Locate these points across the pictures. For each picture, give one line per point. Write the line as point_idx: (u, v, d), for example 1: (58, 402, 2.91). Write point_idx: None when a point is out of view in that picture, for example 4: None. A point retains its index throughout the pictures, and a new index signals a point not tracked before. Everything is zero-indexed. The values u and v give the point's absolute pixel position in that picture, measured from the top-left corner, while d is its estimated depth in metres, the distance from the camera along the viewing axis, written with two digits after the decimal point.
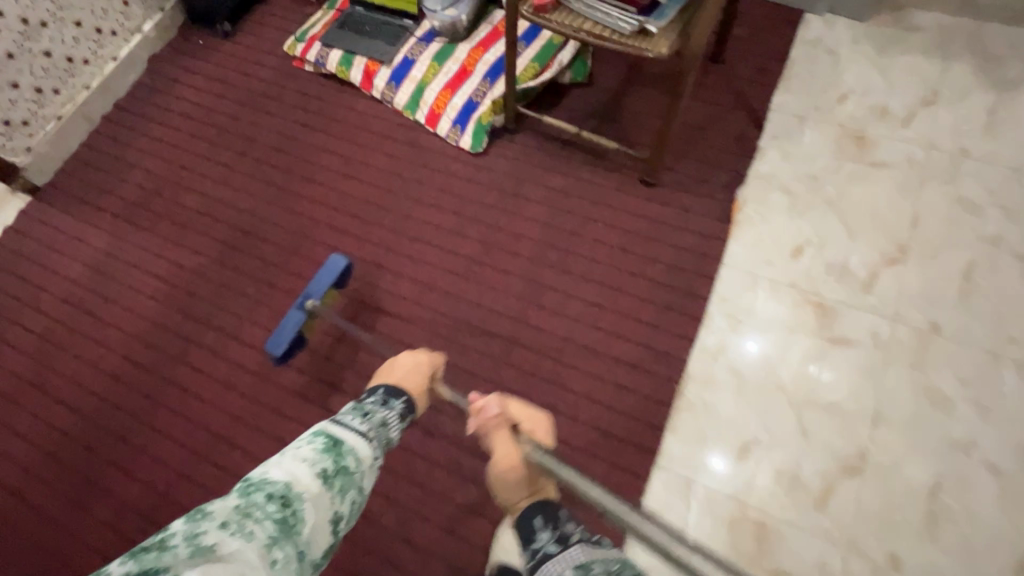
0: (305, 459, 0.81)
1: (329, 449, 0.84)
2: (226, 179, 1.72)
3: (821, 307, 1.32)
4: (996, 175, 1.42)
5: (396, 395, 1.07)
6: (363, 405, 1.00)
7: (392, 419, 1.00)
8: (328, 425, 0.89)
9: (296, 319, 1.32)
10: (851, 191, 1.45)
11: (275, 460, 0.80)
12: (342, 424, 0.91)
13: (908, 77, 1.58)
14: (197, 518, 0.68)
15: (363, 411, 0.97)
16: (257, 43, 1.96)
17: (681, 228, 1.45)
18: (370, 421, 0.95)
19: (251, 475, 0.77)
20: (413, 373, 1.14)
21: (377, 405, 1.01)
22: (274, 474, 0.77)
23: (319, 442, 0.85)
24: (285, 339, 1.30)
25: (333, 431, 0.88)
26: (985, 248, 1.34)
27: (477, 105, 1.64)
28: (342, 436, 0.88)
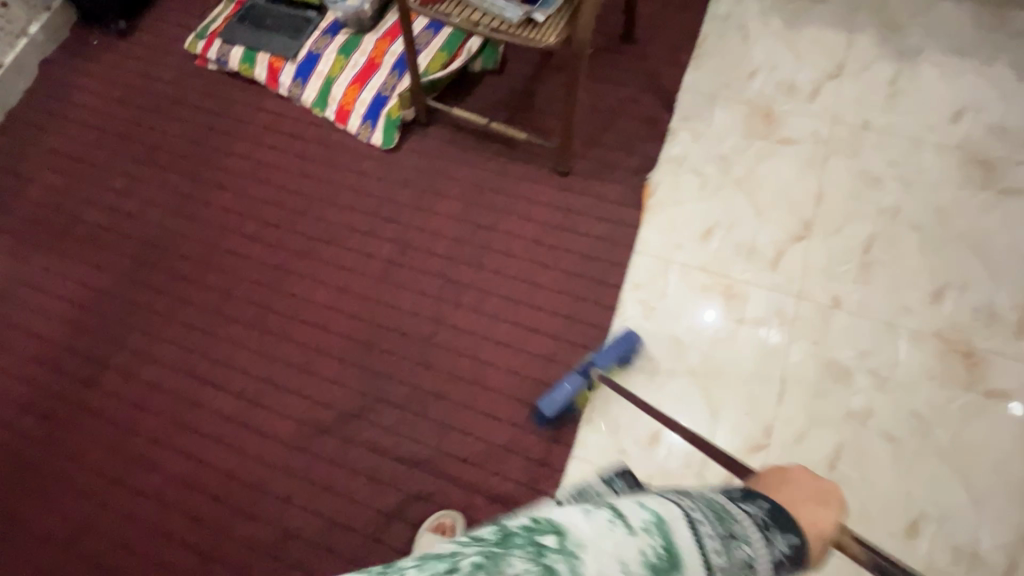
0: (624, 561, 0.43)
1: (662, 573, 0.44)
2: (130, 190, 1.64)
3: (729, 288, 1.35)
4: (896, 147, 1.45)
5: (784, 527, 0.55)
6: (731, 507, 0.53)
7: (764, 566, 0.50)
8: (676, 518, 0.48)
9: (573, 386, 1.22)
10: (760, 170, 1.46)
11: (595, 518, 0.45)
12: (694, 531, 0.48)
13: (816, 50, 1.59)
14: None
15: (728, 526, 0.50)
16: (156, 42, 1.85)
17: (594, 218, 1.44)
18: (732, 556, 0.48)
19: (559, 527, 0.43)
20: (811, 503, 0.59)
21: (755, 526, 0.52)
22: (587, 568, 0.41)
23: (657, 543, 0.45)
24: (556, 405, 1.22)
25: (677, 531, 0.47)
26: (885, 221, 1.37)
27: (385, 99, 1.59)
28: (689, 557, 0.46)
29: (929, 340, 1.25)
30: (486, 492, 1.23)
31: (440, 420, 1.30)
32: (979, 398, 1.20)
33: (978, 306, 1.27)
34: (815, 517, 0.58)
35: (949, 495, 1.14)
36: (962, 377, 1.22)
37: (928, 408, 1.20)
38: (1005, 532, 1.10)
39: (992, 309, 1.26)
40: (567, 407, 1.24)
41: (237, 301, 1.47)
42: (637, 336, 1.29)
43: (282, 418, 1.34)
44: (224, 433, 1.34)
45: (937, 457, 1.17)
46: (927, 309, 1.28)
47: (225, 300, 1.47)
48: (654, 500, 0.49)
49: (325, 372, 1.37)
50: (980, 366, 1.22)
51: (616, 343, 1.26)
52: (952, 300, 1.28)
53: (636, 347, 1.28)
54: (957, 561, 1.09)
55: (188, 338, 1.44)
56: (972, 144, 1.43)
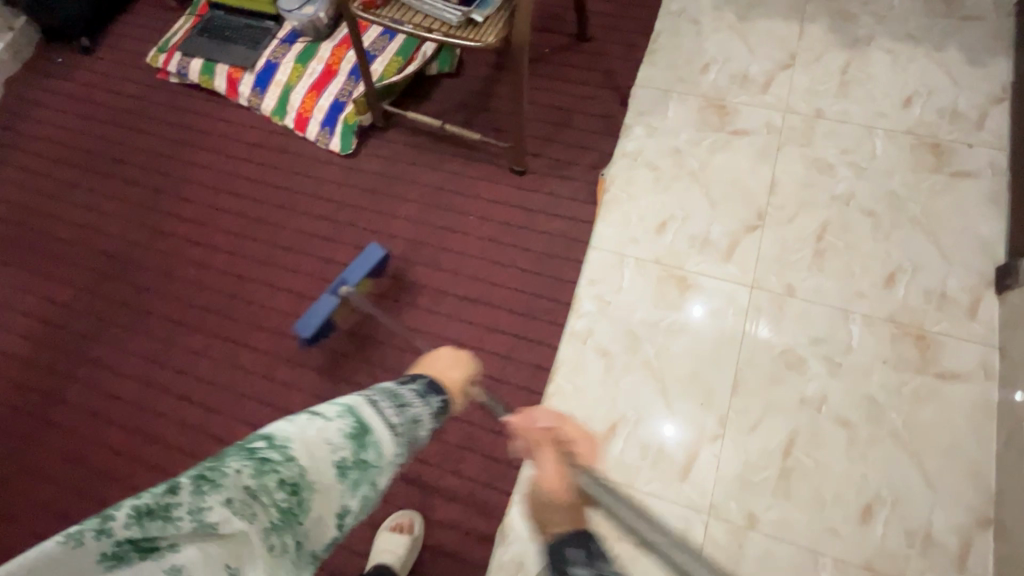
0: (329, 439, 0.68)
1: (357, 436, 0.71)
2: (93, 204, 1.65)
3: (684, 280, 1.35)
4: (848, 134, 1.45)
5: (435, 391, 0.88)
6: (401, 389, 0.83)
7: (426, 416, 0.83)
8: (360, 404, 0.74)
9: (326, 305, 1.30)
10: (714, 161, 1.46)
11: (299, 421, 0.68)
12: (374, 407, 0.75)
13: (768, 41, 1.59)
14: (204, 490, 0.57)
15: (398, 400, 0.80)
16: (120, 57, 1.87)
17: (550, 214, 1.45)
18: (404, 413, 0.78)
19: (268, 437, 0.64)
20: (453, 366, 0.93)
21: (416, 395, 0.84)
22: (296, 450, 0.65)
23: (347, 423, 0.71)
24: (313, 323, 1.29)
25: (364, 412, 0.74)
26: (837, 207, 1.38)
27: (343, 105, 1.60)
28: (374, 423, 0.74)
29: (882, 325, 1.26)
30: (444, 491, 1.23)
31: None
32: (932, 380, 1.20)
33: (930, 289, 1.27)
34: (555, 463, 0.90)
35: (903, 478, 1.14)
36: (915, 361, 1.22)
37: (881, 392, 1.20)
38: (958, 513, 1.10)
39: (944, 291, 1.27)
40: (325, 326, 1.32)
41: (198, 311, 1.48)
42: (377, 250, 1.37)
43: (243, 425, 1.34)
44: (186, 442, 1.35)
45: (892, 441, 1.17)
46: (881, 294, 1.28)
47: (187, 310, 1.48)
48: (347, 400, 0.75)
49: (285, 377, 1.38)
50: (932, 348, 1.22)
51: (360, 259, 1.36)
52: (904, 284, 1.29)
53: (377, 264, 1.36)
54: (912, 543, 1.09)
55: (151, 349, 1.45)
56: (924, 128, 1.43)
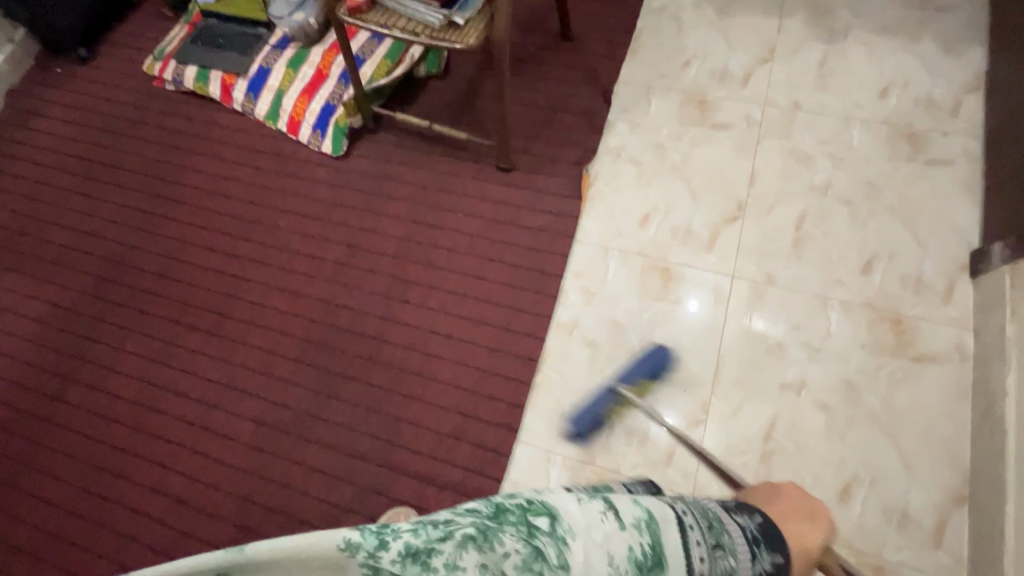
0: (612, 553, 0.56)
1: (646, 567, 0.58)
2: (92, 210, 1.69)
3: (667, 271, 1.39)
4: (826, 126, 1.48)
5: (772, 546, 0.74)
6: (726, 521, 0.72)
7: (738, 568, 0.69)
8: (664, 521, 0.63)
9: (602, 401, 1.20)
10: (695, 155, 1.50)
11: (591, 510, 0.58)
12: (683, 540, 0.63)
13: (748, 37, 1.63)
14: (472, 552, 0.49)
15: (716, 541, 0.67)
16: (116, 66, 1.92)
17: (536, 210, 1.48)
18: (712, 559, 0.65)
19: (554, 515, 0.56)
20: (797, 514, 0.85)
21: (744, 539, 0.72)
22: (574, 555, 0.54)
23: (641, 544, 0.59)
24: (588, 419, 1.19)
25: (662, 537, 0.61)
26: (816, 197, 1.41)
27: (333, 108, 1.64)
28: (672, 563, 0.61)
29: (859, 310, 1.29)
30: (436, 481, 1.27)
31: (392, 414, 1.34)
32: (908, 363, 1.23)
33: (906, 274, 1.31)
34: (803, 528, 0.83)
35: (880, 458, 1.17)
36: (891, 344, 1.25)
37: (858, 375, 1.24)
38: (933, 491, 1.14)
39: (920, 277, 1.30)
40: (597, 420, 1.21)
41: (196, 311, 1.52)
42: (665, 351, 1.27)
43: (241, 420, 1.39)
44: (186, 438, 1.39)
45: (868, 422, 1.20)
46: (858, 281, 1.32)
47: (184, 311, 1.52)
48: (652, 508, 0.65)
49: (281, 374, 1.42)
50: (907, 332, 1.26)
51: (648, 360, 1.24)
52: (881, 270, 1.32)
53: (665, 363, 1.26)
54: (888, 521, 1.12)
55: (151, 349, 1.49)
56: (900, 118, 1.46)
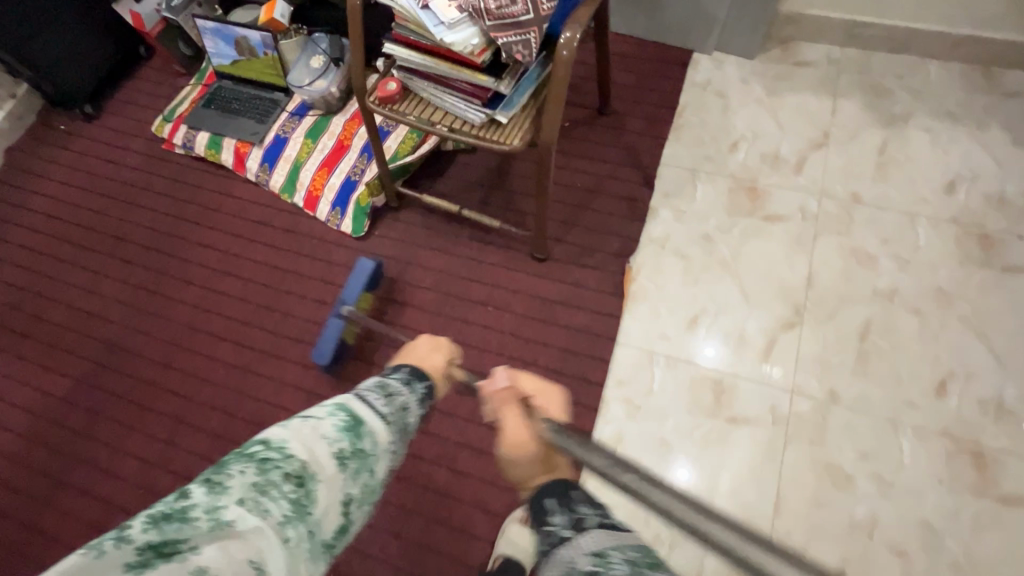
0: (323, 433, 0.67)
1: (351, 427, 0.71)
2: (93, 285, 1.58)
3: (719, 383, 1.27)
4: (888, 221, 1.37)
5: (419, 378, 0.92)
6: (385, 380, 0.86)
7: (414, 404, 0.85)
8: (348, 400, 0.75)
9: (334, 326, 1.32)
10: (746, 249, 1.39)
11: (292, 423, 0.67)
12: (363, 401, 0.76)
13: (799, 118, 1.52)
14: (216, 490, 0.54)
15: (385, 391, 0.82)
16: (124, 125, 1.81)
17: (574, 307, 1.37)
18: (394, 402, 0.81)
19: (266, 438, 0.63)
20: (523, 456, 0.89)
21: (401, 383, 0.87)
22: (295, 444, 0.63)
23: (339, 417, 0.71)
24: (327, 347, 1.32)
25: (352, 407, 0.74)
26: (880, 304, 1.29)
27: (355, 184, 1.53)
28: (365, 414, 0.74)
29: (935, 439, 1.17)
30: None
31: (415, 540, 1.21)
32: (993, 505, 1.11)
33: (985, 398, 1.19)
34: (433, 361, 1.01)
35: None
36: (973, 482, 1.13)
37: (936, 516, 1.11)
38: None
39: (1001, 402, 1.18)
40: (340, 348, 1.33)
41: (201, 408, 1.39)
42: (371, 262, 1.39)
43: None
44: None
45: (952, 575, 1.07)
46: (932, 404, 1.19)
47: (189, 406, 1.40)
48: (336, 400, 0.75)
49: None
50: (990, 467, 1.13)
51: (355, 274, 1.37)
52: (957, 392, 1.20)
53: (375, 274, 1.39)
54: None
55: (150, 450, 1.37)
56: (969, 216, 1.35)
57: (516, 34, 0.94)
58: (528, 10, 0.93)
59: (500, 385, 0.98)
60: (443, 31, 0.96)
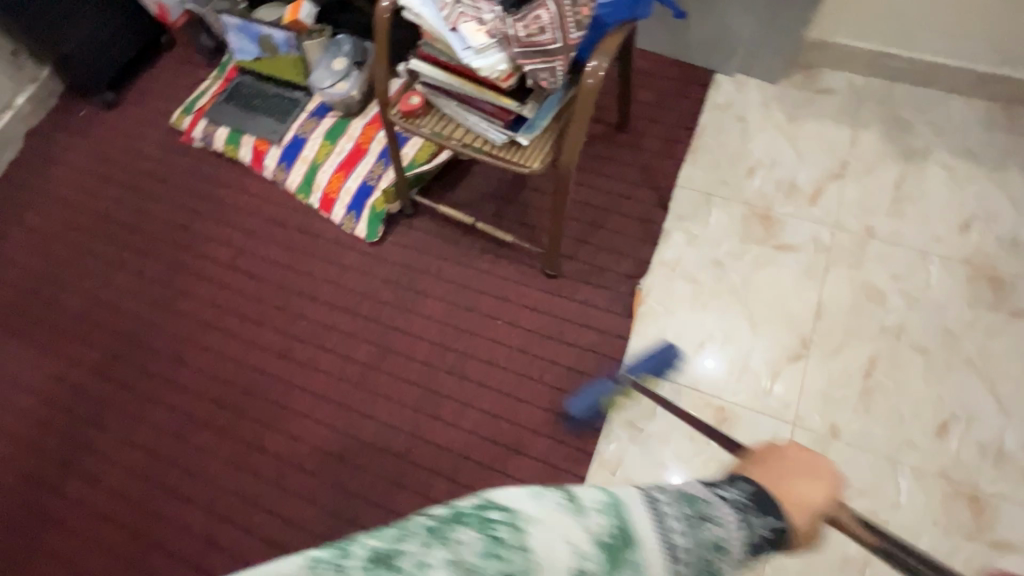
0: (572, 541, 0.51)
1: (616, 548, 0.54)
2: (108, 275, 1.60)
3: (722, 410, 1.28)
4: (901, 258, 1.38)
5: (762, 503, 0.68)
6: (711, 496, 0.65)
7: (733, 538, 0.62)
8: (632, 503, 0.58)
9: (604, 391, 1.24)
10: (757, 278, 1.39)
11: (546, 500, 0.53)
12: (653, 512, 0.59)
13: (818, 146, 1.52)
14: (435, 542, 0.47)
15: (696, 508, 0.62)
16: (143, 114, 1.82)
17: (582, 326, 1.38)
18: (694, 533, 0.60)
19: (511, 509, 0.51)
20: (806, 482, 0.72)
21: (731, 509, 0.65)
22: (535, 539, 0.49)
23: (612, 528, 0.55)
24: (584, 405, 1.24)
25: (631, 517, 0.57)
26: (888, 341, 1.30)
27: (371, 189, 1.54)
28: (641, 533, 0.56)
29: (932, 481, 1.18)
30: None
31: None
32: (987, 549, 1.12)
33: (986, 442, 1.20)
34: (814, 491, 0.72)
35: None
36: (967, 525, 1.14)
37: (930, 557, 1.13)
38: None
39: (1001, 447, 1.19)
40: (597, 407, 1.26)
41: (210, 404, 1.42)
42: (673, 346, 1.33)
43: (249, 537, 1.28)
44: (190, 551, 1.28)
45: None
46: (932, 445, 1.21)
47: (198, 402, 1.42)
48: (615, 493, 0.59)
49: (296, 488, 1.31)
50: (986, 512, 1.15)
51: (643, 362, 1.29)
52: (958, 435, 1.21)
53: (670, 355, 1.32)
54: None
55: (159, 443, 1.39)
56: (981, 257, 1.36)
57: (543, 62, 0.94)
58: (556, 39, 0.92)
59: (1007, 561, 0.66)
60: (471, 54, 0.96)
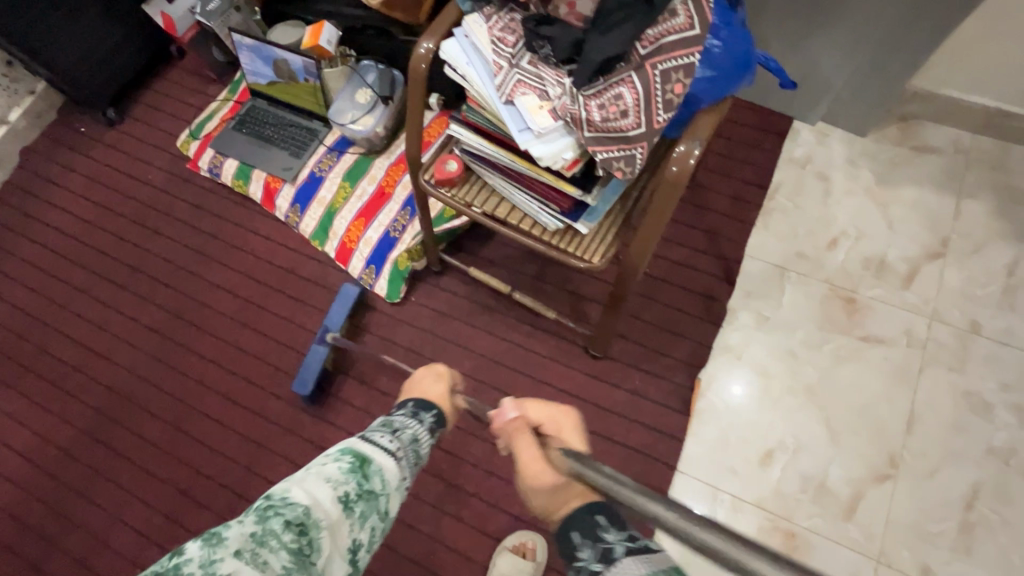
0: (328, 478, 0.62)
1: (357, 467, 0.65)
2: (102, 320, 1.45)
3: (792, 537, 1.10)
4: (1013, 363, 1.17)
5: (427, 407, 0.83)
6: (393, 416, 0.79)
7: (424, 436, 0.78)
8: (353, 441, 0.69)
9: (317, 356, 1.25)
10: (837, 375, 1.19)
11: (296, 474, 0.62)
12: (367, 438, 0.70)
13: (914, 217, 1.30)
14: (212, 544, 0.52)
15: (392, 425, 0.75)
16: (148, 135, 1.65)
17: (630, 421, 1.20)
18: (400, 437, 0.73)
19: (268, 492, 0.59)
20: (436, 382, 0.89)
21: (407, 416, 0.79)
22: (297, 491, 0.59)
23: (345, 459, 0.65)
24: (308, 377, 1.23)
25: (360, 446, 0.68)
26: (993, 467, 1.10)
27: (394, 242, 1.36)
28: (372, 451, 0.68)
29: None
30: None
31: None
32: None
33: None
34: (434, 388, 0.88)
35: None
36: None
37: None
38: None
39: None
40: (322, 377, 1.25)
41: (208, 481, 1.27)
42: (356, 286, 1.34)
43: None
44: None
45: None
46: None
47: (194, 477, 1.28)
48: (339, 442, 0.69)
49: None
50: None
51: (337, 299, 1.31)
52: None
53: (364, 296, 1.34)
54: None
55: (149, 522, 1.25)
56: None
57: (620, 150, 0.74)
58: (640, 124, 0.73)
59: (509, 416, 0.80)
60: (529, 137, 0.77)
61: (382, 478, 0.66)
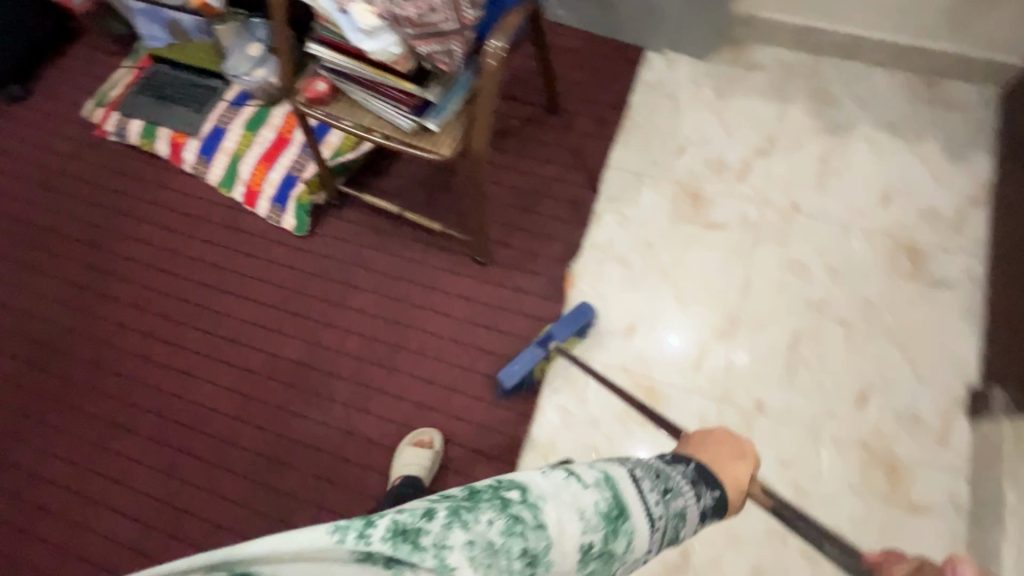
0: (579, 510, 0.60)
1: (611, 517, 0.62)
2: (21, 280, 1.52)
3: (651, 391, 1.28)
4: (826, 233, 1.39)
5: (710, 483, 0.74)
6: (668, 469, 0.72)
7: (691, 511, 0.70)
8: (621, 479, 0.66)
9: (533, 357, 1.24)
10: (686, 258, 1.39)
11: (556, 479, 0.62)
12: (635, 484, 0.66)
13: (747, 123, 1.52)
14: (457, 523, 0.53)
15: (666, 485, 0.69)
16: (54, 108, 1.72)
17: (514, 312, 1.37)
18: (666, 504, 0.67)
19: (525, 486, 0.60)
20: (732, 459, 0.78)
21: (687, 483, 0.71)
22: (547, 513, 0.58)
23: (603, 498, 0.63)
24: (515, 372, 1.23)
25: (622, 489, 0.65)
26: (812, 316, 1.32)
27: (296, 180, 1.48)
28: (632, 506, 0.64)
29: (852, 449, 1.21)
30: None
31: None
32: (900, 513, 1.16)
33: (903, 410, 1.23)
34: (736, 470, 0.77)
35: None
36: (884, 490, 1.18)
37: (849, 524, 1.16)
38: None
39: (916, 414, 1.23)
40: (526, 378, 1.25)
41: (135, 411, 1.37)
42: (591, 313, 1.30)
43: (178, 546, 1.25)
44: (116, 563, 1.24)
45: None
46: (852, 416, 1.24)
47: (121, 408, 1.37)
48: (607, 468, 0.67)
49: (226, 491, 1.28)
50: (903, 479, 1.18)
51: (570, 317, 1.28)
52: (876, 404, 1.24)
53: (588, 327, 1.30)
54: None
55: (82, 454, 1.34)
56: (902, 230, 1.38)
57: (440, 44, 0.92)
58: (451, 20, 0.91)
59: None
60: (362, 37, 0.92)
61: (628, 537, 0.63)
